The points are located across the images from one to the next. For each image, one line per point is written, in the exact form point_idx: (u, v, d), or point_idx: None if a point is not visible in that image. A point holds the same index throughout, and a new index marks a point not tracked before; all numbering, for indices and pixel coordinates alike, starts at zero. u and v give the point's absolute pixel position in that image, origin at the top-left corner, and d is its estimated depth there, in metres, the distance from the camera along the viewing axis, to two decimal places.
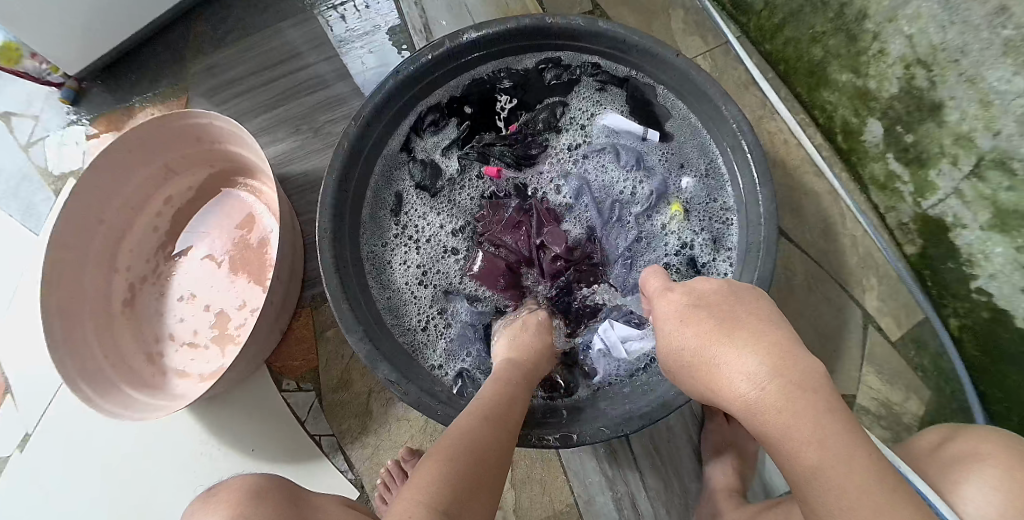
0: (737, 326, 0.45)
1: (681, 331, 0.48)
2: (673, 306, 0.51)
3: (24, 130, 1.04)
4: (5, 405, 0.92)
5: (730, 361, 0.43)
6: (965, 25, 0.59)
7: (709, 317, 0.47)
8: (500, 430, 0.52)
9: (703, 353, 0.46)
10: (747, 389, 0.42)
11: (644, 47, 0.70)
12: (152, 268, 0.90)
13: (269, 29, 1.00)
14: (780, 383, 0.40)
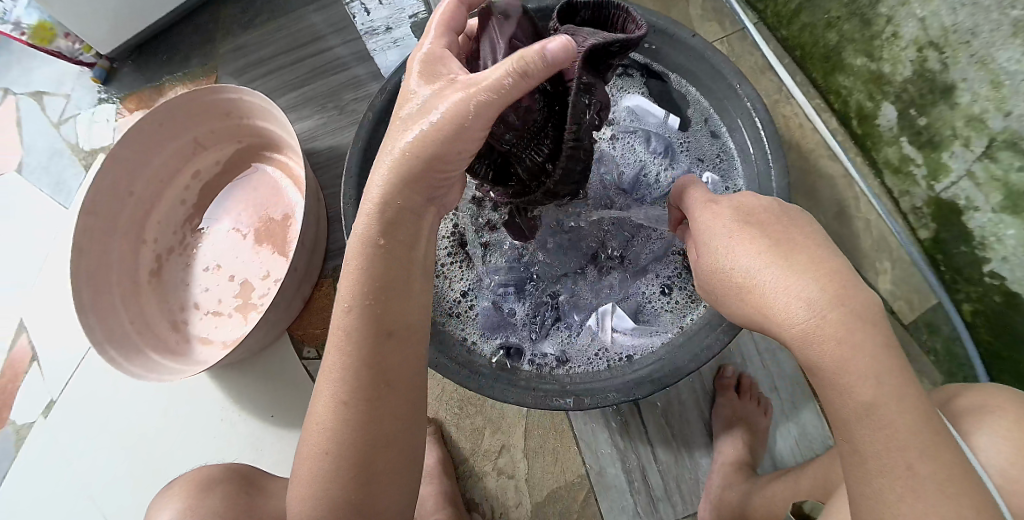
0: (793, 250, 0.40)
1: (729, 251, 0.43)
2: (718, 222, 0.45)
3: (55, 108, 1.08)
4: (31, 372, 0.95)
5: (785, 285, 0.38)
6: (976, 6, 0.60)
7: (765, 237, 0.42)
8: (365, 387, 0.45)
9: (753, 275, 0.40)
10: (802, 312, 0.37)
11: (661, 27, 0.72)
12: (178, 239, 0.93)
13: (296, 11, 1.03)
14: (841, 313, 0.36)
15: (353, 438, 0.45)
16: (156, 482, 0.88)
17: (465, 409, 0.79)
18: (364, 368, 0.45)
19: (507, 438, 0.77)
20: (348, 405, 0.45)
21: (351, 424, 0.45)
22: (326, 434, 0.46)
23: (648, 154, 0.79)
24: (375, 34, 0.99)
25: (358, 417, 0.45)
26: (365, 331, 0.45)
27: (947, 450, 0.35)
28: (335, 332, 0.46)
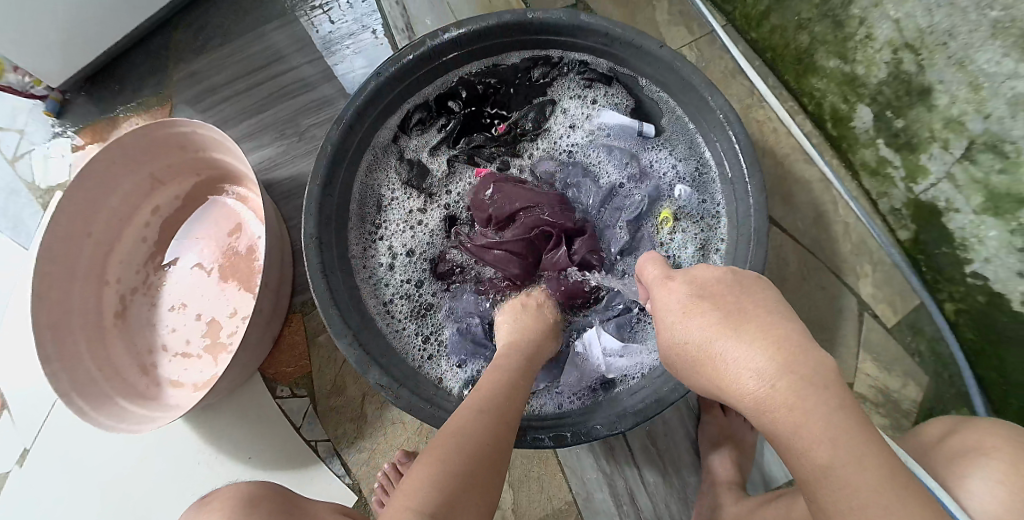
0: (743, 320, 0.39)
1: (684, 324, 0.42)
2: (671, 296, 0.45)
3: (9, 142, 1.03)
4: (2, 419, 0.92)
5: (737, 356, 0.38)
6: (952, 8, 0.59)
7: (714, 307, 0.41)
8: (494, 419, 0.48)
9: (708, 347, 0.40)
10: (754, 387, 0.36)
11: (627, 40, 0.69)
12: (143, 278, 0.90)
13: (251, 33, 0.99)
14: (791, 382, 0.35)
15: (463, 473, 0.41)
16: None
17: None
18: (497, 426, 0.47)
19: None
20: (470, 436, 0.45)
21: (465, 456, 0.43)
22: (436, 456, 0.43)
23: (614, 171, 0.78)
24: (334, 51, 0.97)
25: (473, 454, 0.43)
26: (506, 404, 0.51)
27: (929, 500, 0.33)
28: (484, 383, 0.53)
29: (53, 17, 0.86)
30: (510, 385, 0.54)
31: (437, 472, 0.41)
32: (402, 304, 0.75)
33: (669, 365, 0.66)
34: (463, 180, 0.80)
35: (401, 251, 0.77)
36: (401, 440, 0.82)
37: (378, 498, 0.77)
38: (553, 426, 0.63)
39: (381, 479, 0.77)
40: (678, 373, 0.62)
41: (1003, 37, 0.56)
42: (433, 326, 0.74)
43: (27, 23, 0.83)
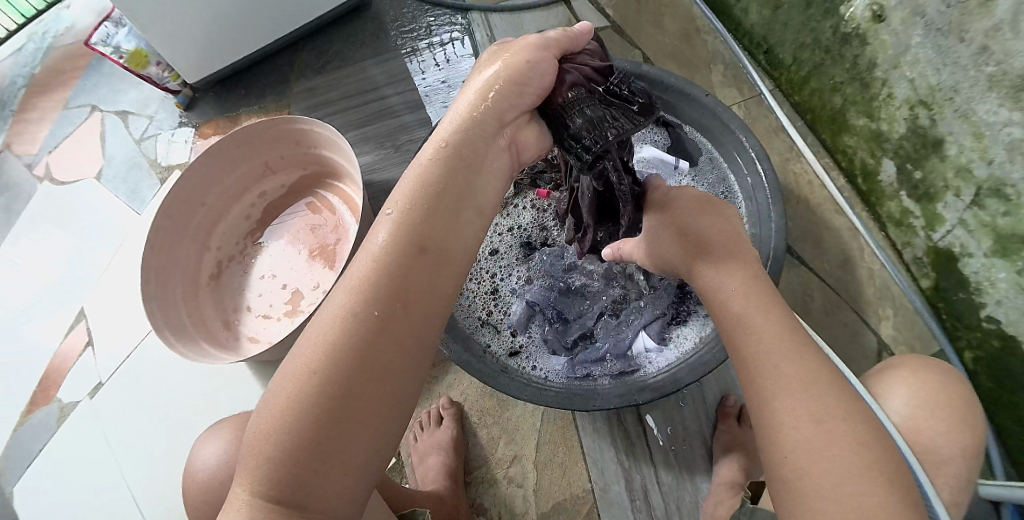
0: (712, 205, 0.58)
1: (673, 195, 0.61)
2: (670, 181, 0.63)
3: (139, 127, 1.23)
4: (84, 357, 1.07)
5: (699, 223, 0.56)
6: (955, 66, 0.72)
7: (699, 195, 0.59)
8: (372, 320, 0.40)
9: (680, 214, 0.58)
10: (700, 234, 0.55)
11: (678, 88, 0.82)
12: (240, 248, 1.03)
13: (362, 62, 1.17)
14: (725, 251, 0.53)
15: (335, 382, 0.39)
16: None
17: (483, 419, 0.86)
18: (374, 300, 0.40)
19: (520, 448, 0.83)
20: (339, 344, 0.39)
21: (332, 367, 0.39)
22: (298, 380, 0.39)
23: None
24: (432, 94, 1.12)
25: (348, 358, 0.39)
26: (390, 255, 0.42)
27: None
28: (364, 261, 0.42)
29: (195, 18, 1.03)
30: (400, 229, 0.43)
31: (299, 400, 0.39)
32: (472, 291, 0.86)
33: (688, 357, 0.73)
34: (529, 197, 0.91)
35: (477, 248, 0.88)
36: None
37: (413, 432, 0.85)
38: (578, 393, 0.71)
39: (420, 417, 0.86)
40: (697, 363, 0.71)
41: (998, 89, 0.68)
42: (497, 313, 0.85)
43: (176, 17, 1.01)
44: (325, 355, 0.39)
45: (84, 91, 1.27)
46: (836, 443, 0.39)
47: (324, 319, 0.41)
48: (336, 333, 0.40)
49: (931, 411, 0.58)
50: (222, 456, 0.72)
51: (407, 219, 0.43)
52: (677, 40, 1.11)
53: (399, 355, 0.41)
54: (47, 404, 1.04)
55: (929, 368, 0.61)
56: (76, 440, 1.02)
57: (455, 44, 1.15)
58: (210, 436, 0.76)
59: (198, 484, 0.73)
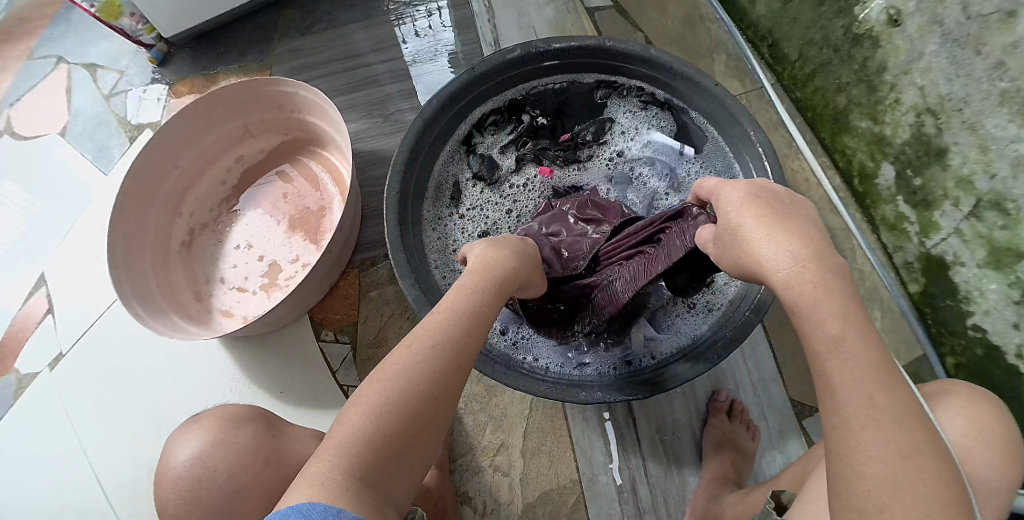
0: (790, 220, 0.46)
1: (737, 215, 0.49)
2: (732, 196, 0.52)
3: (108, 81, 1.14)
4: (45, 323, 1.00)
5: (775, 241, 0.44)
6: (968, 78, 0.72)
7: (766, 207, 0.48)
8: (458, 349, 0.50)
9: (751, 233, 0.47)
10: (771, 250, 0.44)
11: (687, 75, 0.78)
12: (214, 216, 0.97)
13: (352, 25, 1.11)
14: (819, 265, 0.42)
15: (415, 393, 0.46)
16: (154, 440, 0.93)
17: (470, 405, 0.83)
18: (458, 337, 0.51)
19: (507, 436, 0.81)
20: (426, 363, 0.48)
21: (419, 379, 0.47)
22: (385, 385, 0.46)
23: (655, 178, 0.88)
24: (421, 62, 1.07)
25: (432, 375, 0.47)
26: (473, 311, 0.54)
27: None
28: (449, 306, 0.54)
29: None
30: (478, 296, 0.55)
31: (387, 403, 0.45)
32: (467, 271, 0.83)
33: (686, 354, 0.72)
34: (532, 176, 0.90)
35: (473, 224, 0.86)
36: None
37: None
38: (576, 384, 0.70)
39: None
40: (700, 355, 0.70)
41: (1009, 106, 0.69)
42: None
43: None
44: (411, 368, 0.47)
45: (49, 40, 1.18)
46: (919, 472, 0.36)
47: (414, 341, 0.50)
48: (429, 355, 0.48)
49: (985, 442, 0.54)
50: (203, 454, 0.68)
51: (485, 289, 0.56)
52: (681, 26, 1.09)
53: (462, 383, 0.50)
54: (4, 375, 0.98)
55: (988, 404, 0.57)
56: (34, 412, 0.96)
57: (443, 11, 1.09)
58: (187, 431, 0.72)
59: (175, 483, 0.68)
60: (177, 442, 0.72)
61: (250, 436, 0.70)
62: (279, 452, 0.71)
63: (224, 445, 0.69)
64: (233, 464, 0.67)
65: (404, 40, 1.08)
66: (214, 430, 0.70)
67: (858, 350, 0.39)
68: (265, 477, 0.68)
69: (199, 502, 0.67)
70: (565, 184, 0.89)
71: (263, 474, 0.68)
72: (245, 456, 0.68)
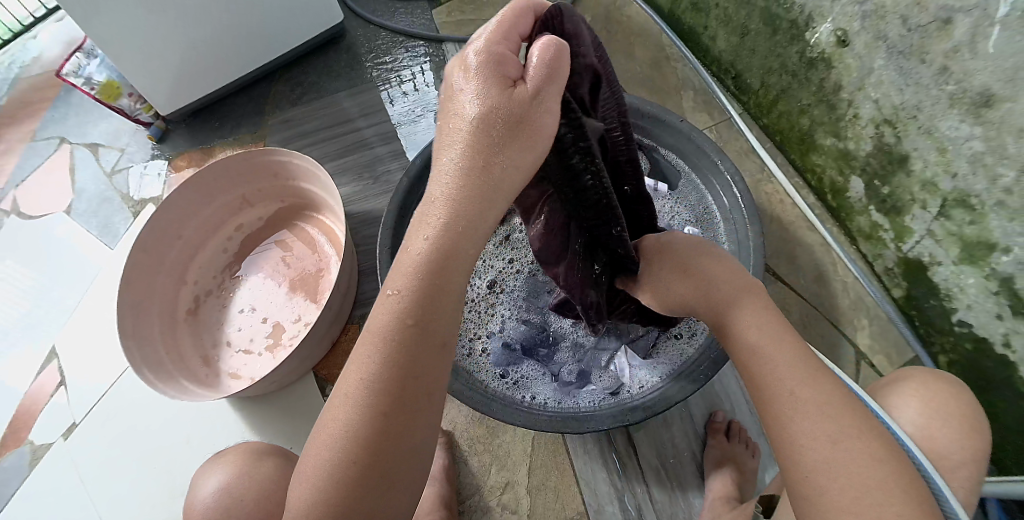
0: (705, 277, 0.54)
1: (670, 291, 0.57)
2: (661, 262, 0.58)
3: (110, 160, 1.20)
4: (58, 397, 1.03)
5: (711, 307, 0.53)
6: (917, 86, 0.76)
7: (700, 241, 0.58)
8: (395, 392, 0.39)
9: (689, 301, 0.55)
10: (711, 316, 0.53)
11: (653, 116, 0.84)
12: (217, 283, 1.01)
13: (338, 93, 1.17)
14: (741, 310, 0.50)
15: (356, 456, 0.40)
16: (169, 504, 0.95)
17: (474, 447, 0.85)
18: (398, 375, 0.40)
19: (513, 475, 0.83)
20: (372, 390, 0.40)
21: (356, 439, 0.40)
22: (336, 418, 0.41)
23: None
24: (407, 124, 1.12)
25: (379, 401, 0.39)
26: (424, 300, 0.40)
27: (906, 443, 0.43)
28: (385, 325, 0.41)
29: (170, 52, 1.03)
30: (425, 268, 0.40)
31: (329, 473, 0.40)
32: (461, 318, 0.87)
33: (676, 376, 0.75)
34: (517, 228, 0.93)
35: None
36: None
37: None
38: (573, 415, 0.72)
39: None
40: (691, 374, 0.73)
41: (958, 106, 0.72)
42: (485, 340, 0.86)
43: (147, 50, 1.00)
44: (341, 428, 0.40)
45: (53, 123, 1.24)
46: (853, 454, 0.40)
47: (351, 384, 0.41)
48: (363, 409, 0.40)
49: (941, 420, 0.59)
50: (228, 485, 0.70)
51: (438, 258, 0.40)
52: (648, 68, 1.15)
53: (421, 426, 0.41)
54: (17, 446, 1.00)
55: (943, 383, 0.62)
56: (49, 485, 0.98)
57: (426, 74, 1.16)
58: (213, 465, 0.74)
59: (201, 514, 0.70)
60: (202, 476, 0.74)
61: (272, 467, 0.72)
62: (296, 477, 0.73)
63: (248, 476, 0.70)
64: (257, 494, 0.69)
65: (391, 101, 1.14)
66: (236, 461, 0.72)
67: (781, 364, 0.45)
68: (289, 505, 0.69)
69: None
70: None
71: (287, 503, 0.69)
72: (270, 486, 0.70)
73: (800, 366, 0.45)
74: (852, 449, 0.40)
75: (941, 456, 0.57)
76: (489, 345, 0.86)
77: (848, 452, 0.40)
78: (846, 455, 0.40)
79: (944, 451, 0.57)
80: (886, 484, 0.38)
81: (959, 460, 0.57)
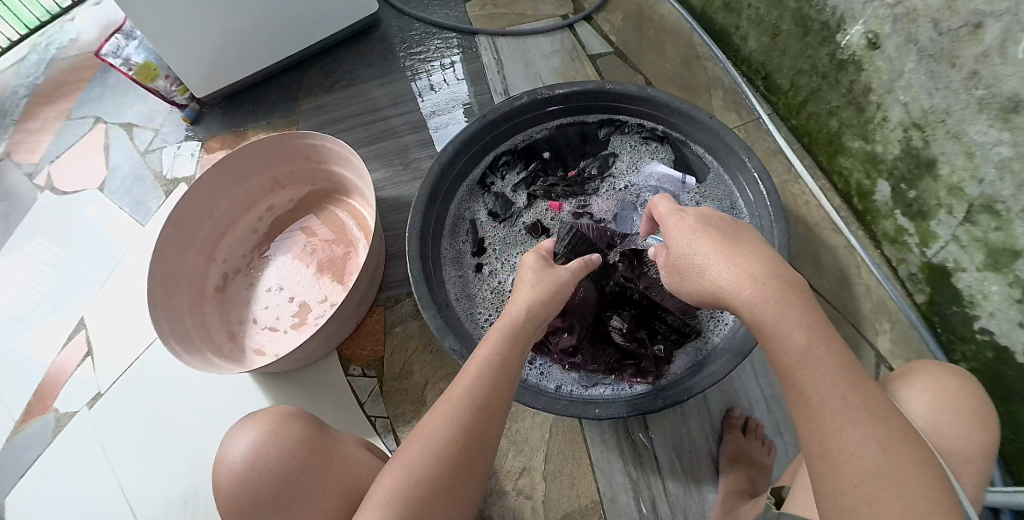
0: (739, 245, 0.54)
1: (691, 244, 0.57)
2: (684, 224, 0.59)
3: (144, 140, 1.23)
4: (86, 367, 1.06)
5: (727, 268, 0.52)
6: (946, 90, 0.76)
7: (718, 235, 0.56)
8: (480, 409, 0.58)
9: (704, 261, 0.55)
10: (727, 273, 0.52)
11: (684, 111, 0.84)
12: (246, 262, 1.04)
13: (370, 80, 1.19)
14: (777, 281, 0.50)
15: (447, 446, 0.56)
16: (189, 475, 0.98)
17: None
18: (482, 397, 0.58)
19: (528, 460, 0.85)
20: (457, 417, 0.57)
21: (450, 434, 0.56)
22: (420, 447, 0.56)
23: None
24: (439, 114, 1.13)
25: (434, 465, 0.55)
26: (480, 392, 0.59)
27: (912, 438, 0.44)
28: (479, 362, 0.61)
29: (209, 35, 1.05)
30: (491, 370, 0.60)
31: (424, 456, 0.55)
32: (485, 303, 0.87)
33: (696, 370, 0.76)
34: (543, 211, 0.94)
35: (489, 260, 0.90)
36: None
37: None
38: (591, 402, 0.73)
39: None
40: (712, 367, 0.73)
41: (987, 112, 0.72)
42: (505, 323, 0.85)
43: (186, 33, 1.03)
44: (441, 426, 0.57)
45: (89, 102, 1.28)
46: (899, 462, 0.42)
47: (447, 400, 0.59)
48: (455, 414, 0.57)
49: (953, 414, 0.58)
50: (260, 442, 0.70)
51: (497, 366, 0.60)
52: (678, 65, 1.15)
53: (488, 438, 0.58)
54: (43, 414, 1.04)
55: (949, 375, 0.62)
56: (73, 450, 1.01)
57: (456, 65, 1.18)
58: (243, 425, 0.73)
59: (231, 470, 0.69)
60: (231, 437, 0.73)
61: (302, 428, 0.72)
62: (327, 443, 0.73)
63: (278, 434, 0.70)
64: (287, 452, 0.69)
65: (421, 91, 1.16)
66: (269, 420, 0.72)
67: (827, 359, 0.46)
68: (317, 467, 0.69)
69: (255, 490, 0.68)
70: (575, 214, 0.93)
71: (314, 463, 0.69)
72: (299, 445, 0.70)
73: (826, 363, 0.46)
74: (899, 456, 0.43)
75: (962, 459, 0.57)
76: None
77: (897, 460, 0.42)
78: (894, 462, 0.42)
79: (966, 454, 0.57)
80: (927, 493, 0.41)
81: (971, 461, 0.57)
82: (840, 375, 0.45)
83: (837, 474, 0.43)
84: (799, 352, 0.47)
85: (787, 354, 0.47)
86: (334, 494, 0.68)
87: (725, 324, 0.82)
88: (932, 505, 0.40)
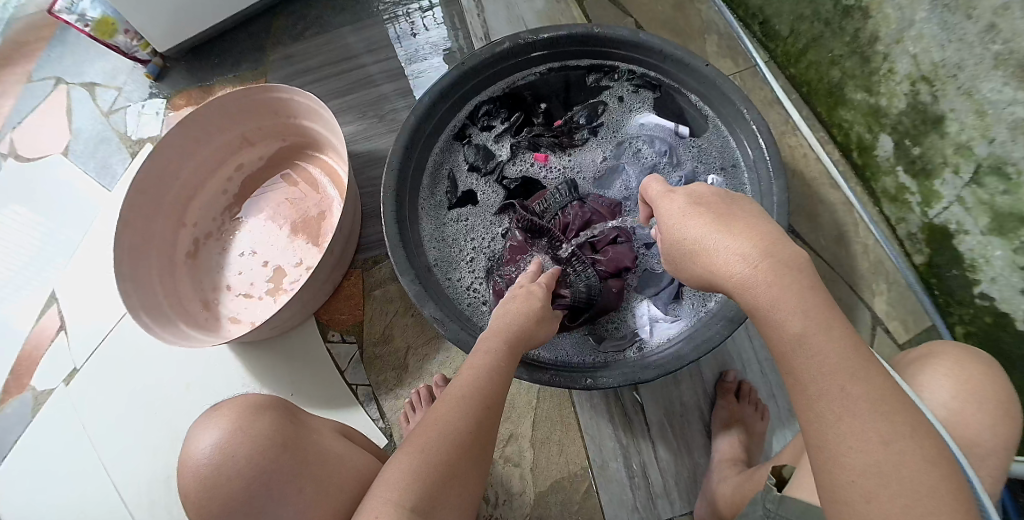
0: (733, 221, 0.48)
1: (682, 227, 0.51)
2: (674, 206, 0.53)
3: (107, 99, 1.15)
4: (58, 341, 1.02)
5: (725, 244, 0.46)
6: (961, 43, 0.70)
7: (710, 212, 0.50)
8: (480, 410, 0.55)
9: (701, 241, 0.48)
10: (720, 254, 0.46)
11: (678, 57, 0.79)
12: (218, 225, 0.98)
13: (344, 28, 1.11)
14: (771, 263, 0.43)
15: (448, 449, 0.51)
16: (172, 450, 0.94)
17: None
18: (483, 397, 0.56)
19: (516, 427, 0.82)
20: (456, 419, 0.53)
21: (450, 437, 0.52)
22: (421, 448, 0.51)
23: (654, 155, 0.89)
24: (416, 61, 1.07)
25: (431, 477, 0.50)
26: (479, 393, 0.56)
27: (918, 430, 0.39)
28: (476, 362, 0.59)
29: None
30: (485, 388, 0.56)
31: (421, 463, 0.50)
32: (468, 259, 0.85)
33: (688, 338, 0.72)
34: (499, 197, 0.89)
35: (472, 215, 0.88)
36: (435, 369, 0.90)
37: (404, 413, 0.86)
38: (582, 372, 0.70)
39: (412, 397, 0.86)
40: (705, 334, 0.70)
41: (1002, 68, 0.67)
42: (488, 273, 0.84)
43: None
44: (441, 431, 0.52)
45: (48, 62, 1.19)
46: (901, 459, 0.37)
47: (445, 403, 0.55)
48: (454, 416, 0.53)
49: (973, 402, 0.55)
50: (223, 441, 0.65)
51: (492, 372, 0.58)
52: (671, 9, 1.08)
53: (487, 438, 0.55)
54: (21, 392, 1.00)
55: (975, 360, 0.58)
56: (53, 427, 0.98)
57: (435, 9, 1.09)
58: (206, 423, 0.69)
59: (195, 473, 0.65)
60: (196, 434, 0.69)
61: (269, 422, 0.68)
62: (298, 434, 0.70)
63: (243, 431, 0.66)
64: (251, 450, 0.64)
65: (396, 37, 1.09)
66: (234, 416, 0.68)
67: (824, 346, 0.40)
68: (291, 463, 0.66)
69: (219, 491, 0.63)
70: (562, 166, 0.90)
71: (283, 460, 0.65)
72: (266, 442, 0.66)
73: (824, 350, 0.40)
74: (902, 452, 0.38)
75: (964, 436, 0.54)
76: (488, 282, 0.83)
77: (900, 456, 0.38)
78: (895, 458, 0.37)
79: (968, 429, 0.54)
80: (932, 491, 0.36)
81: (969, 429, 0.54)
82: (838, 365, 0.40)
83: (834, 465, 0.39)
84: (793, 337, 0.41)
85: (779, 336, 0.42)
86: (309, 490, 0.65)
87: (715, 302, 0.77)
88: (937, 503, 0.36)
